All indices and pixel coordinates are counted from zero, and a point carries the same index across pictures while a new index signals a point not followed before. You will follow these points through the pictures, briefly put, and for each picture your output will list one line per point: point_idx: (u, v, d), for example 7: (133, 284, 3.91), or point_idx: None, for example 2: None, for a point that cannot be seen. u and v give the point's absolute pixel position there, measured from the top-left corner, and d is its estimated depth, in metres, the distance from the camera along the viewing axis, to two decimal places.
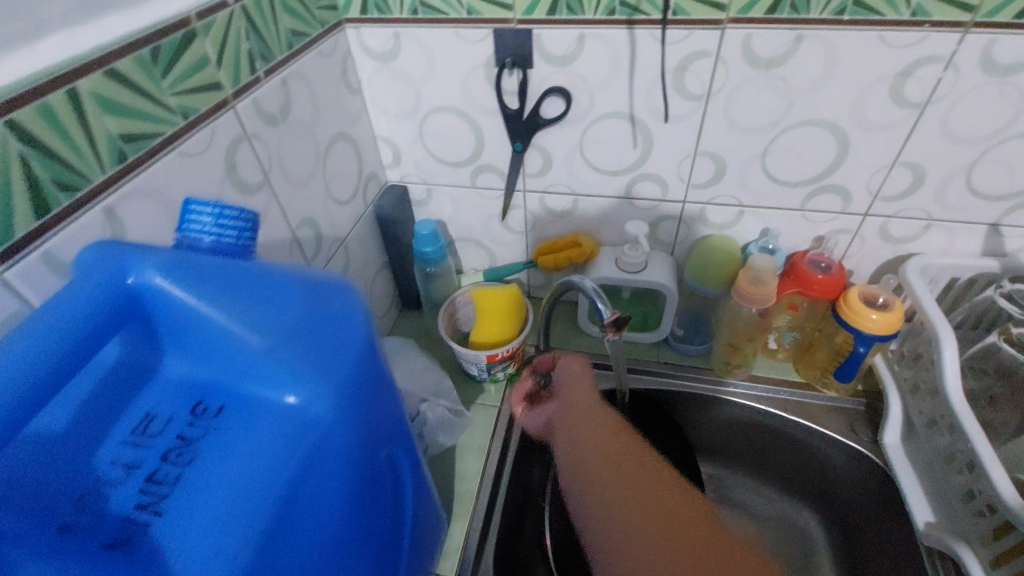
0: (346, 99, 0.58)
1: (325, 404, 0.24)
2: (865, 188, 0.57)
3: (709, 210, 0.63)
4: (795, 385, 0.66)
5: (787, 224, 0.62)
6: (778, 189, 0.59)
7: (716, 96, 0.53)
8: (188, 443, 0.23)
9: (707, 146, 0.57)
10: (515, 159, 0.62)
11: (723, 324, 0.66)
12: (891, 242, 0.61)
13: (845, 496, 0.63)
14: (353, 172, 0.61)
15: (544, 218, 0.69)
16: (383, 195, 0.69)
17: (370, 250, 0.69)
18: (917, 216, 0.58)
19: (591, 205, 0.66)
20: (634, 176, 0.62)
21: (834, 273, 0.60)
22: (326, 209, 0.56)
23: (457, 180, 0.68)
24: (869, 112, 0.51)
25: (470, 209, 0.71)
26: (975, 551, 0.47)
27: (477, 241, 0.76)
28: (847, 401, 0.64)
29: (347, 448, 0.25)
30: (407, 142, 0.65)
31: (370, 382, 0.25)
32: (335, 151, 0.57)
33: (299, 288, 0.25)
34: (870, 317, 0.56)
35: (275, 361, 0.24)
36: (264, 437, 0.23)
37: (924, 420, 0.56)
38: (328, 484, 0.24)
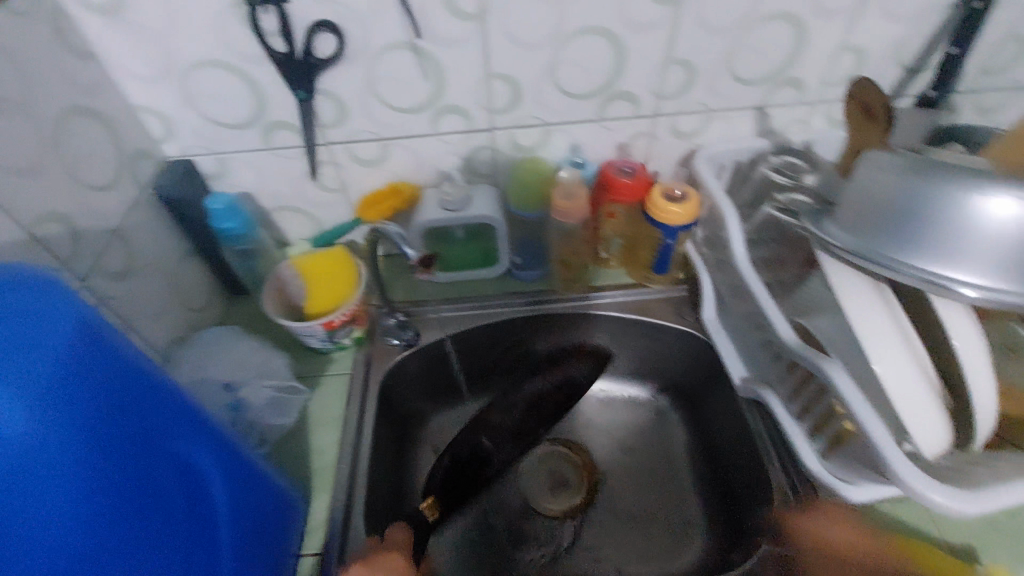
0: (73, 66, 0.47)
1: (16, 411, 0.20)
2: (648, 90, 0.57)
3: (516, 133, 0.61)
4: (626, 287, 0.65)
5: (591, 136, 0.61)
6: (574, 103, 0.58)
7: (489, 13, 0.50)
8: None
9: (496, 68, 0.54)
10: (303, 109, 0.55)
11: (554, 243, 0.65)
12: (681, 138, 0.62)
13: (684, 378, 0.63)
14: (106, 153, 0.50)
15: (356, 171, 0.63)
16: (162, 175, 0.58)
17: (161, 237, 0.58)
18: (695, 110, 0.59)
19: (401, 148, 0.61)
20: (433, 111, 0.58)
21: (638, 174, 0.60)
22: (78, 196, 0.47)
23: (248, 145, 0.59)
24: (632, 12, 0.51)
25: (273, 174, 0.62)
26: (778, 392, 0.48)
27: (296, 209, 0.67)
28: (673, 289, 0.64)
29: (74, 448, 0.22)
30: (176, 108, 0.55)
31: (84, 373, 0.23)
32: (73, 128, 0.47)
33: None
34: (670, 209, 0.56)
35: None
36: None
37: (727, 291, 0.55)
38: (60, 493, 0.21)
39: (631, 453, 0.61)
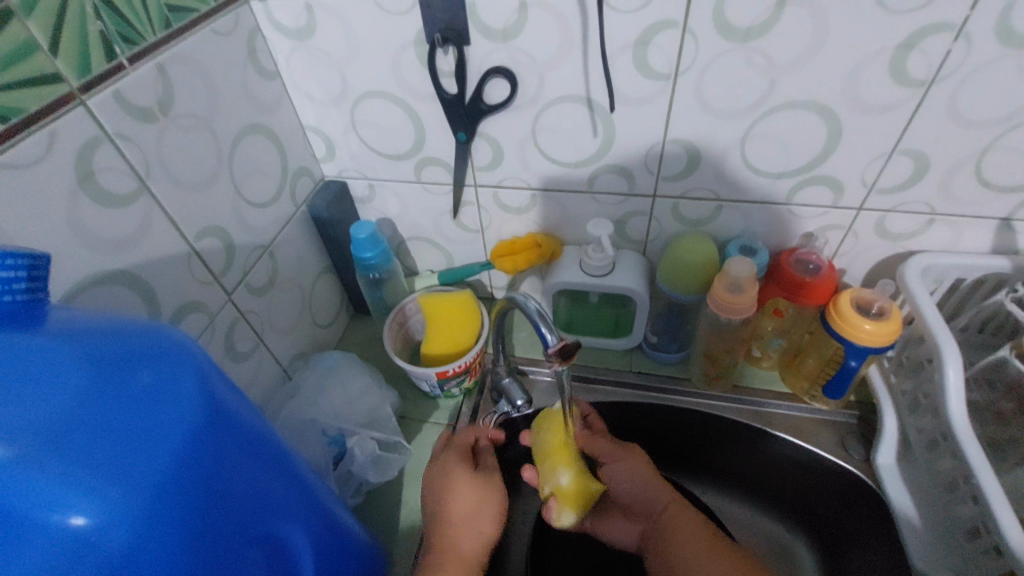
0: (258, 85, 0.60)
1: (115, 510, 0.25)
2: (861, 178, 0.58)
3: (683, 204, 0.65)
4: (778, 395, 0.71)
5: (764, 221, 0.65)
6: (761, 180, 0.61)
7: (684, 74, 0.54)
8: None
9: (675, 133, 0.58)
10: (461, 148, 0.65)
11: (702, 336, 0.70)
12: (888, 238, 0.63)
13: (832, 518, 0.66)
14: (273, 174, 0.64)
15: (500, 215, 0.74)
16: (320, 192, 0.73)
17: (305, 252, 0.73)
18: (919, 210, 0.60)
19: (548, 199, 0.70)
20: (594, 169, 0.65)
21: (823, 276, 0.63)
22: (238, 214, 0.58)
23: (403, 176, 0.71)
24: (863, 91, 0.51)
25: (418, 205, 0.76)
26: None
27: (429, 240, 0.81)
28: (840, 415, 0.68)
29: (185, 528, 0.28)
30: (340, 132, 0.68)
31: (205, 464, 0.29)
32: (245, 144, 0.59)
33: (99, 375, 0.27)
34: (864, 327, 0.58)
35: (54, 484, 0.24)
36: (39, 559, 0.24)
37: (924, 441, 0.59)
38: (165, 565, 0.27)
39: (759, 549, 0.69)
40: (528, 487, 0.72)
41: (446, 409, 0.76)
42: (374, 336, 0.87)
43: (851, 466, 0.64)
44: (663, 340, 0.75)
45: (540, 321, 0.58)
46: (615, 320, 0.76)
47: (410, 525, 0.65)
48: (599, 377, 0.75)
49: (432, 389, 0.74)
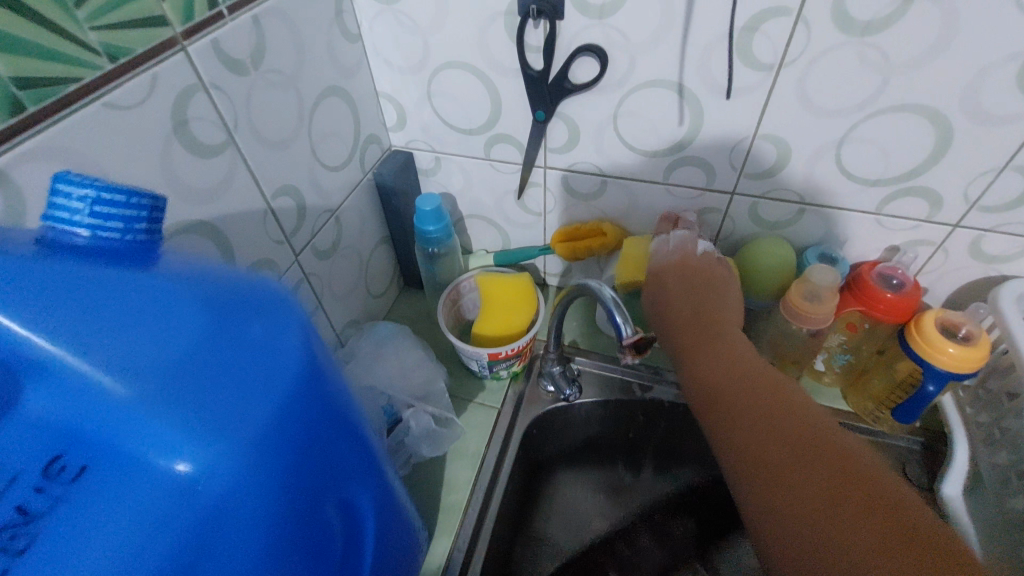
0: (343, 50, 0.59)
1: (224, 462, 0.22)
2: (962, 196, 0.54)
3: (761, 204, 0.62)
4: (842, 415, 0.68)
5: (860, 230, 0.61)
6: (855, 188, 0.57)
7: (789, 66, 0.50)
8: (30, 519, 0.20)
9: (766, 130, 0.55)
10: (540, 128, 0.62)
11: (767, 343, 0.68)
12: (982, 259, 0.59)
13: None
14: (347, 137, 0.62)
15: (567, 199, 0.71)
16: (385, 161, 0.72)
17: (366, 219, 0.72)
18: (1016, 232, 0.55)
19: (619, 187, 0.67)
20: (672, 160, 0.61)
21: (907, 293, 0.58)
22: (312, 174, 0.57)
23: (472, 151, 0.69)
24: (985, 98, 0.47)
25: (481, 181, 0.73)
26: None
27: (487, 219, 0.79)
28: (902, 439, 0.65)
29: (273, 494, 0.24)
30: (413, 101, 0.67)
31: (304, 418, 0.25)
32: (324, 107, 0.57)
33: (204, 312, 0.23)
34: (946, 351, 0.55)
35: (165, 426, 0.21)
36: (144, 504, 0.21)
37: (996, 477, 0.55)
38: (251, 532, 0.23)
39: None
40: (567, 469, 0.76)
41: (493, 391, 0.73)
42: (425, 310, 0.86)
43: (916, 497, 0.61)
44: None
45: (614, 306, 0.55)
46: None
47: (449, 504, 0.63)
48: (646, 375, 0.73)
49: (479, 369, 0.72)
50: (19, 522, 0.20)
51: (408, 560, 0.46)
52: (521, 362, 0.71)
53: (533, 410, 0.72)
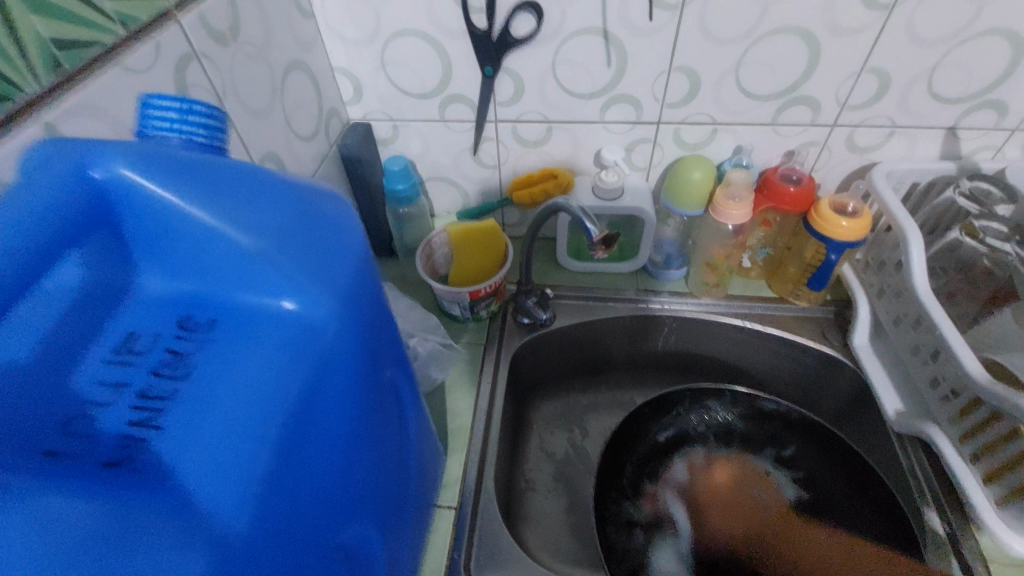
0: (301, 26, 0.67)
1: (325, 307, 0.26)
2: (835, 98, 0.71)
3: (684, 129, 0.77)
4: (769, 301, 0.84)
5: (761, 137, 0.77)
6: (750, 104, 0.73)
7: (691, 4, 0.64)
8: (180, 357, 0.24)
9: (680, 62, 0.69)
10: (487, 83, 0.74)
11: (701, 247, 0.84)
12: (856, 151, 0.76)
13: (824, 391, 0.81)
14: (313, 108, 0.71)
15: (517, 147, 0.83)
16: (348, 133, 0.81)
17: (335, 185, 0.80)
18: (883, 123, 0.73)
19: (562, 130, 0.80)
20: (607, 99, 0.75)
21: (805, 185, 0.75)
22: (289, 141, 0.66)
23: (429, 113, 0.80)
24: (839, 17, 0.63)
25: (440, 142, 0.84)
26: (942, 429, 0.61)
27: (449, 179, 0.90)
28: (817, 310, 0.82)
29: (354, 357, 0.27)
30: (368, 72, 0.76)
31: (369, 290, 0.28)
32: (292, 80, 0.66)
33: (289, 191, 0.26)
34: (842, 226, 0.71)
35: (281, 271, 0.25)
36: (267, 343, 0.25)
37: (890, 319, 0.72)
38: (346, 384, 0.27)
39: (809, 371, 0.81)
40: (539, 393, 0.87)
41: (474, 331, 0.84)
42: (403, 272, 0.94)
43: (832, 352, 0.78)
44: (667, 259, 0.88)
45: (585, 219, 0.68)
46: (622, 245, 0.90)
47: (456, 425, 0.73)
48: (604, 297, 0.87)
49: (462, 313, 0.82)
50: (171, 360, 0.24)
51: (421, 441, 0.56)
52: (498, 300, 0.83)
53: (514, 341, 0.83)
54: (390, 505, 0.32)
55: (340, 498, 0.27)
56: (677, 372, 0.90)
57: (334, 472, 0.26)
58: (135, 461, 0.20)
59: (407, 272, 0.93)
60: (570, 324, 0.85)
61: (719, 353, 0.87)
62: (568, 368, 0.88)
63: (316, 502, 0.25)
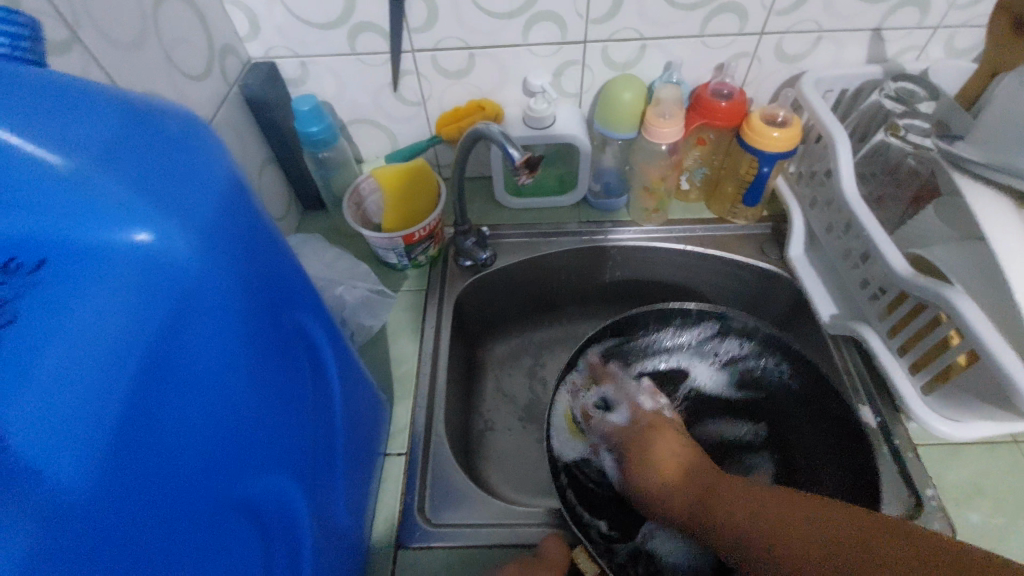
0: None
1: (180, 238, 0.26)
2: (761, 4, 0.67)
3: (612, 47, 0.72)
4: (708, 222, 0.82)
5: (690, 51, 0.73)
6: (676, 15, 0.68)
7: None
8: (5, 302, 0.24)
9: None
10: (396, 7, 0.66)
11: (639, 171, 0.79)
12: (786, 60, 0.73)
13: (763, 306, 0.82)
14: (200, 44, 0.62)
15: (439, 80, 0.76)
16: (248, 73, 0.71)
17: (245, 133, 0.71)
18: (809, 28, 0.69)
19: (484, 57, 0.73)
20: (528, 18, 0.69)
21: (738, 100, 0.72)
22: (174, 82, 0.57)
23: (337, 47, 0.71)
24: None
25: (354, 80, 0.76)
26: (874, 327, 0.62)
27: (372, 122, 0.83)
28: (756, 227, 0.81)
29: (224, 287, 0.28)
30: (260, 2, 0.66)
31: (233, 220, 0.28)
32: (168, 11, 0.57)
33: (121, 107, 0.25)
34: (772, 136, 0.68)
35: (113, 202, 0.24)
36: (114, 279, 0.25)
37: (823, 228, 0.71)
38: (215, 315, 0.28)
39: (748, 287, 0.81)
40: (486, 337, 0.85)
41: (414, 278, 0.79)
42: (334, 225, 0.87)
43: (771, 266, 0.78)
44: (606, 189, 0.85)
45: (506, 143, 0.63)
46: (560, 177, 0.86)
47: (401, 373, 0.69)
48: (545, 233, 0.83)
49: (399, 260, 0.77)
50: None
51: (360, 390, 0.53)
52: (436, 245, 0.78)
53: (455, 285, 0.79)
54: (289, 440, 0.34)
55: (224, 431, 0.28)
56: (625, 300, 0.89)
57: (212, 411, 0.27)
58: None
59: (339, 223, 0.86)
60: (510, 262, 0.81)
61: (662, 279, 0.85)
62: (512, 308, 0.86)
63: (193, 436, 0.26)
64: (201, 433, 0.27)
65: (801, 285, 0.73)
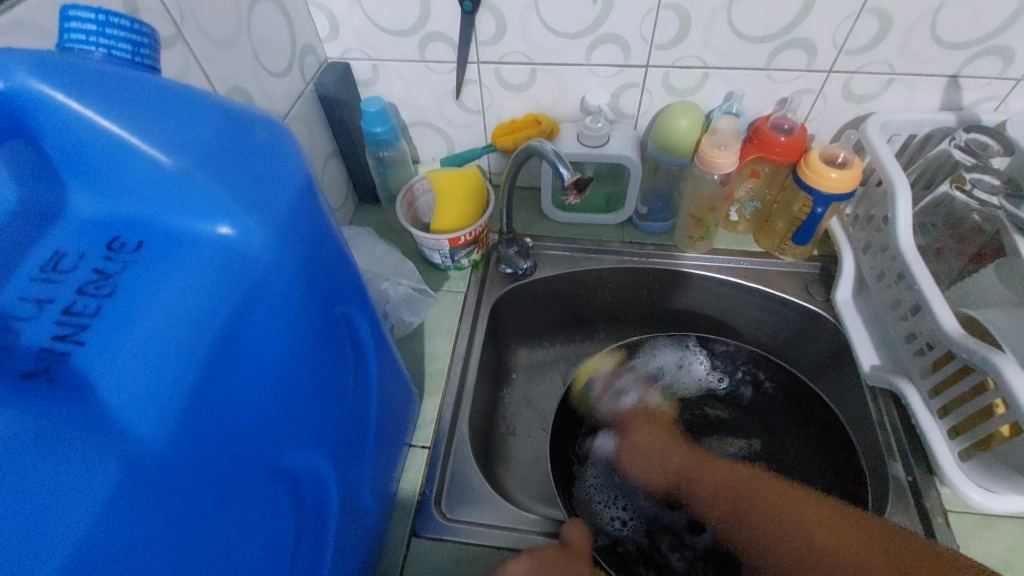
0: None
1: (256, 234, 0.29)
2: (833, 41, 0.66)
3: (675, 74, 0.73)
4: (757, 256, 0.81)
5: (752, 84, 0.72)
6: (744, 46, 0.68)
7: None
8: (106, 277, 0.27)
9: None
10: (467, 19, 0.69)
11: (688, 198, 0.79)
12: (853, 100, 0.72)
13: (802, 346, 0.81)
14: (284, 44, 0.67)
15: (500, 91, 0.79)
16: (324, 71, 0.76)
17: (314, 128, 0.77)
18: (882, 70, 0.68)
19: (546, 73, 0.76)
20: (592, 39, 0.71)
21: (796, 135, 0.71)
22: (258, 78, 0.63)
23: (407, 53, 0.76)
24: None
25: (420, 84, 0.80)
26: (917, 384, 0.59)
27: (431, 125, 0.87)
28: (803, 265, 0.79)
29: (290, 279, 0.31)
30: (342, 7, 0.71)
31: (306, 219, 0.31)
32: (259, 11, 0.62)
33: (217, 112, 0.28)
34: (830, 176, 0.66)
35: (205, 195, 0.28)
36: (198, 265, 0.29)
37: (874, 275, 0.69)
38: (279, 305, 0.31)
39: (787, 325, 0.81)
40: (519, 343, 0.88)
41: (455, 280, 0.83)
42: (385, 220, 0.92)
43: (815, 307, 0.76)
44: (652, 212, 0.85)
45: (557, 161, 0.64)
46: (607, 197, 0.88)
47: (433, 370, 0.72)
48: (587, 249, 0.85)
49: (442, 261, 0.80)
50: (100, 278, 0.27)
51: (394, 384, 0.56)
52: (479, 249, 0.81)
53: (494, 290, 0.82)
54: (329, 425, 0.37)
55: (271, 409, 0.31)
56: (659, 323, 0.90)
57: (263, 391, 0.31)
58: (53, 373, 0.24)
59: (390, 219, 0.91)
60: (551, 273, 0.83)
61: (697, 306, 0.86)
62: (547, 319, 0.88)
63: (246, 410, 0.30)
64: (252, 408, 0.30)
65: (843, 329, 0.72)
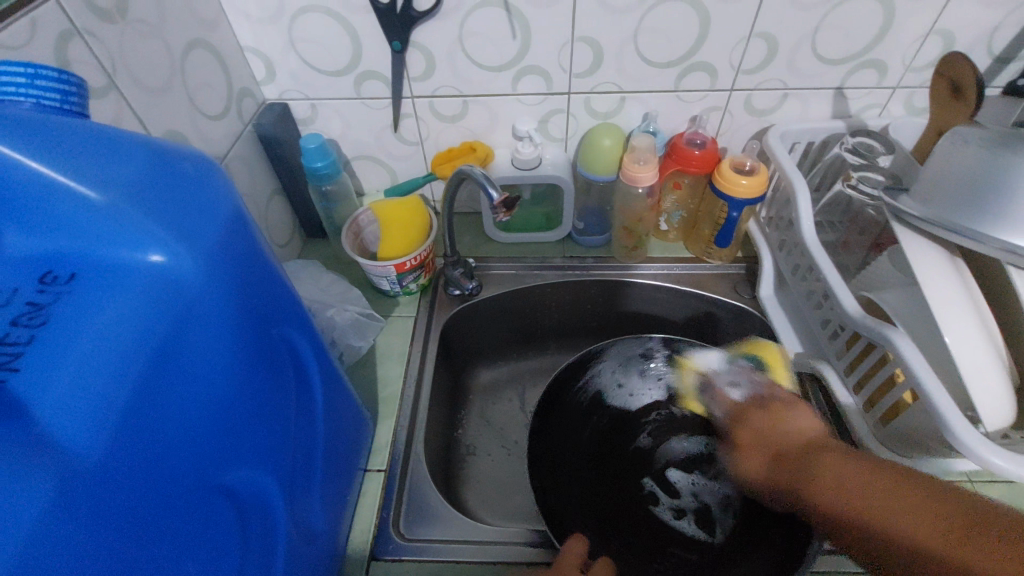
0: (199, 5, 0.67)
1: (186, 259, 0.31)
2: (729, 63, 0.74)
3: (596, 98, 0.80)
4: (686, 261, 0.89)
5: (666, 105, 0.80)
6: (652, 71, 0.76)
7: None
8: (41, 307, 0.29)
9: (582, 32, 0.72)
10: (398, 57, 0.75)
11: (618, 212, 0.86)
12: (756, 114, 0.81)
13: (739, 342, 0.87)
14: (220, 88, 0.71)
15: (435, 123, 0.85)
16: (264, 111, 0.81)
17: (255, 166, 0.80)
18: (776, 86, 0.77)
19: (478, 104, 0.82)
20: (517, 70, 0.77)
21: (708, 148, 0.79)
22: (194, 121, 0.66)
23: (343, 91, 0.80)
24: None
25: (359, 119, 0.85)
26: (834, 365, 0.65)
27: (373, 158, 0.92)
28: (731, 267, 0.87)
29: (221, 300, 0.33)
30: (277, 51, 0.76)
31: (234, 246, 0.34)
32: (193, 58, 0.66)
33: (146, 152, 0.32)
34: (740, 182, 0.74)
35: (135, 227, 0.30)
36: (131, 291, 0.30)
37: (790, 269, 0.76)
38: (211, 325, 0.33)
39: (722, 323, 0.87)
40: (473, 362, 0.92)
41: (405, 304, 0.86)
42: (334, 252, 0.95)
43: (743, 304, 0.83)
44: (589, 227, 0.91)
45: (486, 183, 0.68)
46: (546, 216, 0.94)
47: (386, 395, 0.75)
48: (532, 267, 0.90)
49: (390, 287, 0.84)
50: (34, 309, 0.29)
51: (348, 407, 0.58)
52: (426, 274, 0.85)
53: (444, 313, 0.85)
54: (268, 444, 0.39)
55: (210, 428, 0.33)
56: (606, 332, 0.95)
57: (202, 411, 0.32)
58: None
59: (338, 251, 0.94)
60: (500, 293, 0.88)
61: (640, 313, 0.92)
62: (500, 338, 0.93)
63: (184, 428, 0.31)
64: (191, 426, 0.32)
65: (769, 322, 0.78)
